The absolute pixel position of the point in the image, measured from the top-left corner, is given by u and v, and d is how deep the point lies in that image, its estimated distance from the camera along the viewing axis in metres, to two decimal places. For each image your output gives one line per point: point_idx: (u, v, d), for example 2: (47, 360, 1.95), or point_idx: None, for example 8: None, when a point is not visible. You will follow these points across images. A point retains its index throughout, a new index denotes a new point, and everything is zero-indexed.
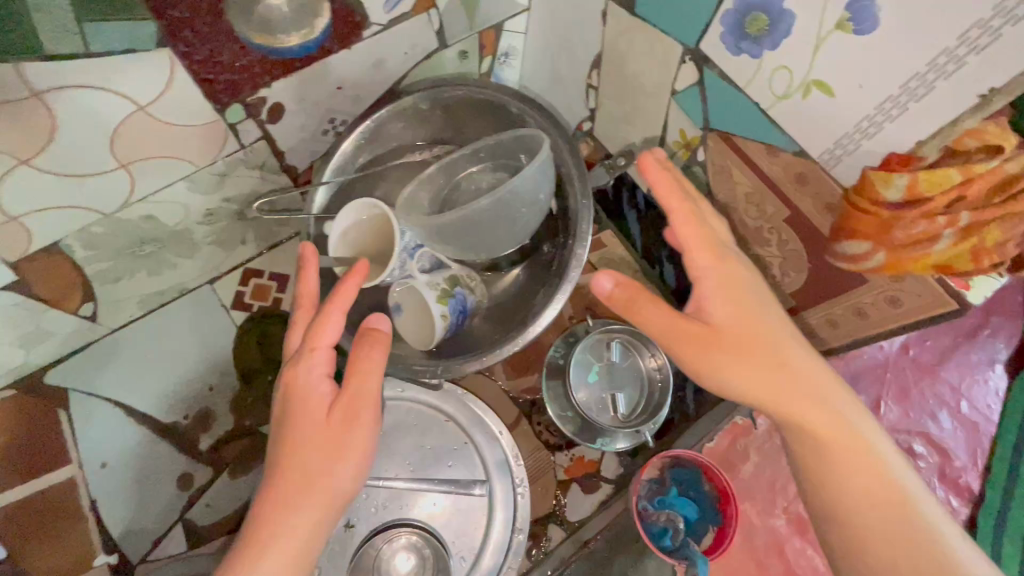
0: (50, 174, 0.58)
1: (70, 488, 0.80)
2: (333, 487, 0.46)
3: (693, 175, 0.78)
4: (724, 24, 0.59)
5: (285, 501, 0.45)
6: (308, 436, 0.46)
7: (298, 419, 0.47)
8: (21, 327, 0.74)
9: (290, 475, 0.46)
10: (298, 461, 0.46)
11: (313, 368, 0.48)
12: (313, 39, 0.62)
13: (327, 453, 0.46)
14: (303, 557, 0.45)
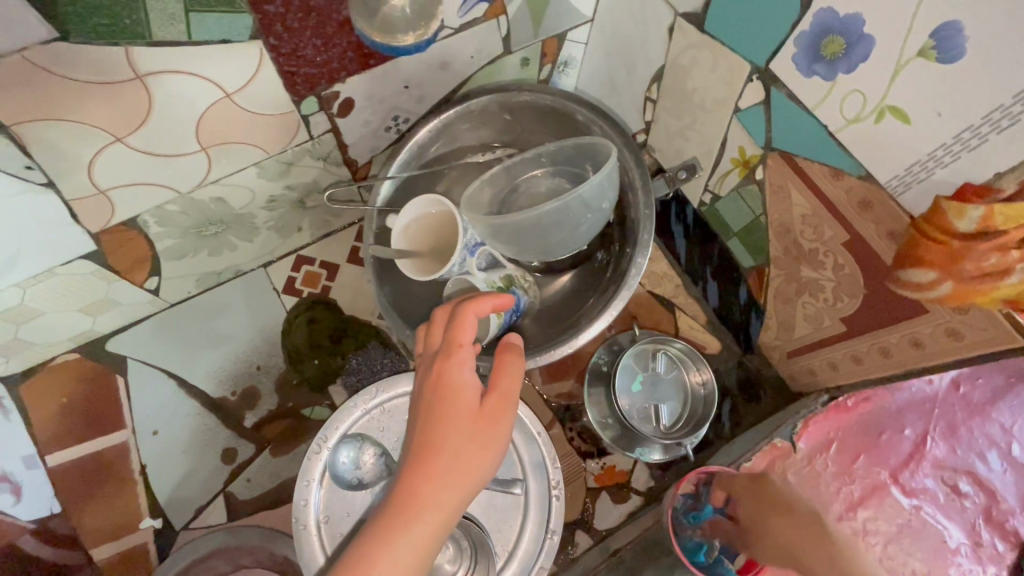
0: (140, 152, 0.61)
1: (122, 452, 0.84)
2: (481, 473, 0.48)
3: (749, 194, 0.78)
4: (798, 45, 0.59)
5: (438, 477, 0.46)
6: (461, 421, 0.48)
7: (454, 404, 0.49)
8: (93, 295, 0.78)
9: (443, 454, 0.47)
10: (454, 442, 0.47)
11: (466, 360, 0.51)
12: (425, 39, 0.63)
13: (482, 437, 0.48)
14: (442, 536, 0.46)
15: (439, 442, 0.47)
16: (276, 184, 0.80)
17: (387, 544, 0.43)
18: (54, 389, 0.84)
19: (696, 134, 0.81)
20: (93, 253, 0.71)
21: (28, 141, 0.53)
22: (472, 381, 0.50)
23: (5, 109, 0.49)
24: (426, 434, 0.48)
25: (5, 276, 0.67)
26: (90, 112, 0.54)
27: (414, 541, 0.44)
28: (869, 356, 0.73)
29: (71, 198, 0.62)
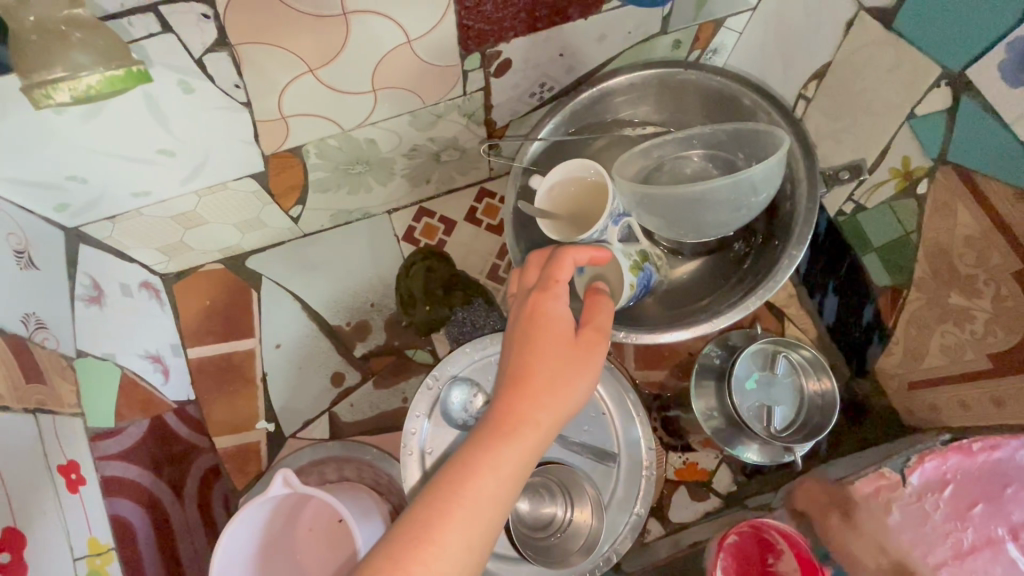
0: (324, 85, 0.66)
1: (249, 358, 0.94)
2: (575, 400, 0.47)
3: (902, 208, 0.73)
4: (1010, 51, 0.55)
5: (535, 398, 0.45)
6: (556, 350, 0.47)
7: (551, 332, 0.47)
8: (248, 214, 0.86)
9: (541, 377, 0.46)
10: (551, 368, 0.46)
11: (560, 294, 0.49)
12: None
13: (575, 367, 0.47)
14: (537, 456, 0.45)
15: (536, 368, 0.46)
16: (422, 135, 0.84)
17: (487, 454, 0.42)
18: (199, 292, 0.94)
19: (851, 139, 0.77)
20: (259, 175, 0.78)
21: (243, 61, 0.59)
22: (567, 314, 0.49)
23: (237, 29, 0.55)
24: (520, 361, 0.47)
25: (189, 183, 0.75)
26: (296, 40, 0.59)
27: (514, 455, 0.43)
28: (1014, 400, 0.67)
29: (259, 119, 0.68)
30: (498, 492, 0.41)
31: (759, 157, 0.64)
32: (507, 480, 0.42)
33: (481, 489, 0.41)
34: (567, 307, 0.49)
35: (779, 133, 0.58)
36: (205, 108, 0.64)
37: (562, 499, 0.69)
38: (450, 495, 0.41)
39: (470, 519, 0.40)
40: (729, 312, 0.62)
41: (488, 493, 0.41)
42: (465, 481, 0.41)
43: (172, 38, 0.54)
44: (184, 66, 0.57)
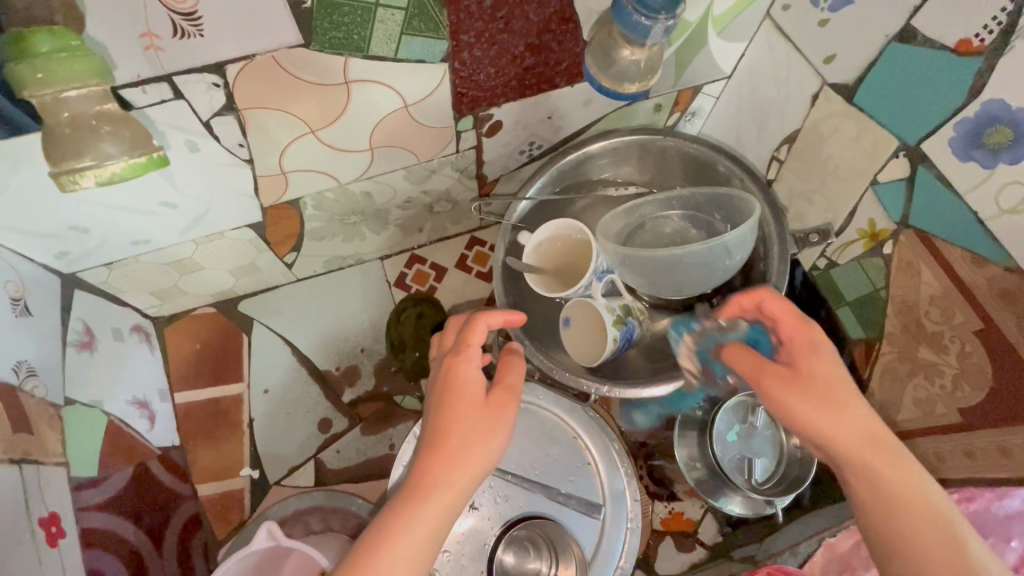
0: (323, 144, 0.70)
1: (237, 402, 0.93)
2: (488, 458, 0.50)
3: (870, 266, 0.77)
4: (958, 129, 0.60)
5: (448, 462, 0.48)
6: (469, 411, 0.51)
7: (463, 397, 0.51)
8: (243, 260, 0.87)
9: (453, 440, 0.49)
10: (464, 430, 0.50)
11: (472, 357, 0.53)
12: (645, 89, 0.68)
13: (486, 426, 0.50)
14: (454, 514, 0.48)
15: (451, 431, 0.50)
16: (415, 188, 0.87)
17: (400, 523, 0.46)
18: (190, 335, 0.94)
19: (821, 199, 0.82)
20: (256, 225, 0.80)
21: (248, 123, 0.62)
22: (479, 375, 0.52)
23: (246, 96, 0.59)
24: (433, 427, 0.50)
25: (188, 232, 0.77)
26: (299, 104, 0.63)
27: (427, 518, 0.46)
28: (985, 453, 0.69)
29: (260, 174, 0.71)
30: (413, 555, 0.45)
31: (734, 219, 0.68)
32: (421, 542, 0.46)
33: (395, 554, 0.45)
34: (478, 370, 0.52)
35: (752, 202, 0.62)
36: (208, 165, 0.67)
37: (548, 554, 0.69)
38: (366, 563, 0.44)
39: None
40: None
41: (404, 558, 0.45)
42: (381, 548, 0.45)
43: (183, 103, 0.57)
44: (191, 128, 0.61)
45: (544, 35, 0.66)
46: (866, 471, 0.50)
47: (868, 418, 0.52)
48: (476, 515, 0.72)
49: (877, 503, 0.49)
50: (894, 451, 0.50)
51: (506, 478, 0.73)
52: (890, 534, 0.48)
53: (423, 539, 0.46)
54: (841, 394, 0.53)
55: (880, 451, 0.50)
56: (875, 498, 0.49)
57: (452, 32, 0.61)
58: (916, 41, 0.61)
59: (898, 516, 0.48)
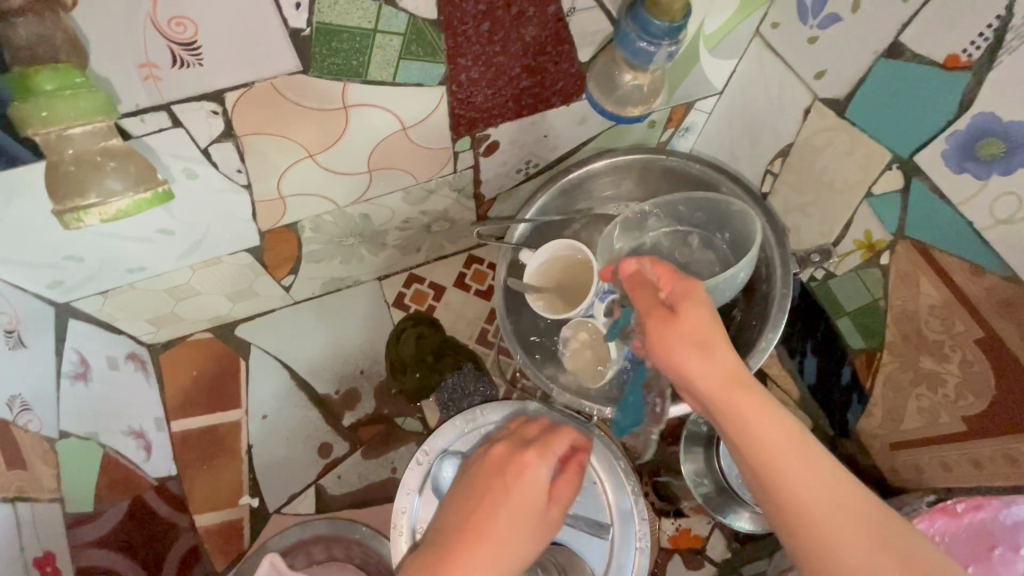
0: (322, 168, 0.70)
1: (235, 429, 0.92)
2: (518, 557, 0.54)
3: (867, 277, 0.78)
4: (950, 142, 0.61)
5: (502, 483, 0.57)
6: (516, 506, 0.56)
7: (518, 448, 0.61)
8: (241, 285, 0.87)
9: (496, 520, 0.55)
10: (509, 519, 0.55)
11: (549, 461, 0.59)
12: (648, 111, 0.69)
13: (528, 528, 0.55)
14: None
15: (498, 513, 0.55)
16: (413, 209, 0.87)
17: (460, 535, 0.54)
18: (187, 361, 0.93)
19: (817, 212, 0.82)
20: (254, 249, 0.80)
21: (247, 149, 0.62)
22: (543, 481, 0.58)
23: (244, 122, 0.59)
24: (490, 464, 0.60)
25: (185, 258, 0.76)
26: (297, 130, 0.63)
27: None
28: (992, 462, 0.69)
29: (258, 199, 0.71)
30: None
31: (736, 238, 0.70)
32: None
33: None
34: (545, 476, 0.58)
35: (754, 219, 0.65)
36: (207, 191, 0.66)
37: None
38: None
39: None
40: None
41: None
42: None
43: (181, 131, 0.57)
44: (189, 156, 0.60)
45: (540, 56, 0.67)
46: (765, 474, 0.46)
47: (788, 425, 0.46)
48: None
49: (781, 507, 0.45)
50: (810, 455, 0.45)
51: None
52: (794, 531, 0.45)
53: None
54: (757, 396, 0.47)
55: (785, 454, 0.45)
56: (776, 503, 0.46)
57: (449, 56, 0.61)
58: (905, 57, 0.62)
59: (804, 524, 0.44)
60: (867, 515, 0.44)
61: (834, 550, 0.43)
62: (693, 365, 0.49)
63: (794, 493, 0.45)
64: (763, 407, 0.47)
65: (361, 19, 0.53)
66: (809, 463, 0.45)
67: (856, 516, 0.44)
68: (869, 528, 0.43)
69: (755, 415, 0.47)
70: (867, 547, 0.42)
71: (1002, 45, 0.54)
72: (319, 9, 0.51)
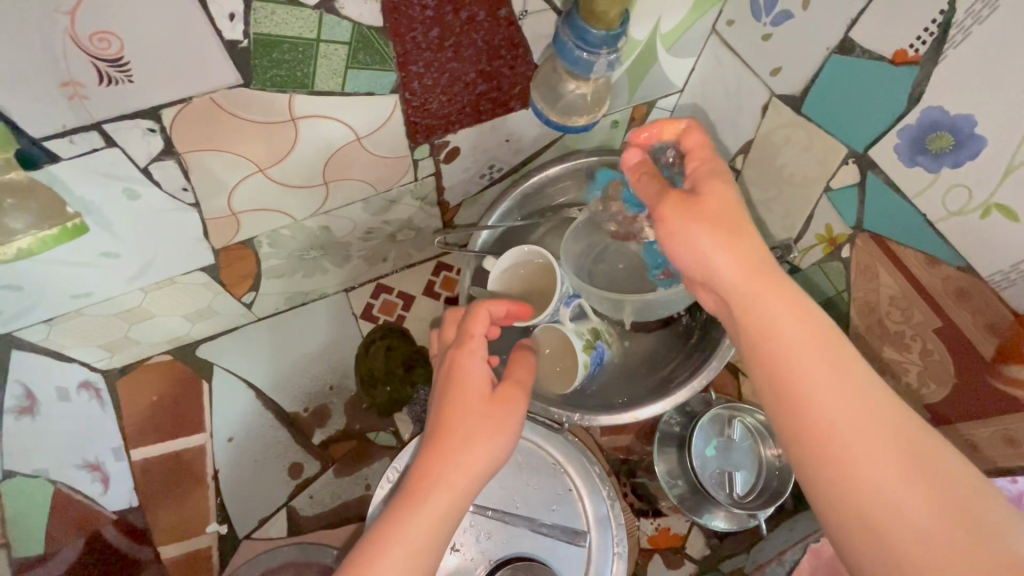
0: (275, 182, 0.68)
1: (200, 454, 0.89)
2: (492, 454, 0.50)
3: (830, 269, 0.79)
4: (901, 136, 0.62)
5: (449, 458, 0.48)
6: (473, 405, 0.51)
7: (465, 418, 0.50)
8: (198, 304, 0.83)
9: (455, 436, 0.49)
10: (466, 426, 0.50)
11: (476, 348, 0.54)
12: (593, 121, 0.68)
13: (493, 422, 0.50)
14: (450, 520, 0.48)
15: (455, 425, 0.50)
16: (376, 219, 0.85)
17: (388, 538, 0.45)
18: (146, 386, 0.89)
19: (780, 207, 0.83)
20: (209, 267, 0.77)
21: (190, 167, 0.60)
22: (483, 369, 0.52)
23: (184, 139, 0.56)
24: (433, 442, 0.50)
25: (135, 281, 0.73)
26: (244, 144, 0.60)
27: (422, 524, 0.46)
28: (955, 448, 0.71)
29: (208, 217, 0.68)
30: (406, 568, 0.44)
31: None
32: (412, 558, 0.45)
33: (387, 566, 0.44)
34: (483, 363, 0.53)
35: None
36: (151, 211, 0.63)
37: None
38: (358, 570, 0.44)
39: None
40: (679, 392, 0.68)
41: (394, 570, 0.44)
42: (376, 554, 0.44)
43: (116, 150, 0.54)
44: (129, 176, 0.57)
45: (494, 61, 0.66)
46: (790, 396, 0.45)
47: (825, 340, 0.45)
48: (457, 555, 0.70)
49: (803, 425, 0.44)
50: (843, 362, 0.44)
51: (485, 514, 0.71)
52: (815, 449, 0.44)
53: (418, 549, 0.46)
54: (804, 314, 0.46)
55: (813, 364, 0.45)
56: (798, 419, 0.44)
57: (399, 63, 0.60)
58: (855, 53, 0.63)
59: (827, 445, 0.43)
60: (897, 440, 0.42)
61: (855, 470, 0.42)
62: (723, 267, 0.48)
63: (814, 408, 0.44)
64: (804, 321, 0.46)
65: (302, 29, 0.51)
66: (841, 379, 0.44)
67: (886, 443, 0.42)
68: (898, 462, 0.41)
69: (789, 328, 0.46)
70: (885, 465, 0.41)
71: (947, 40, 0.54)
72: (256, 20, 0.49)
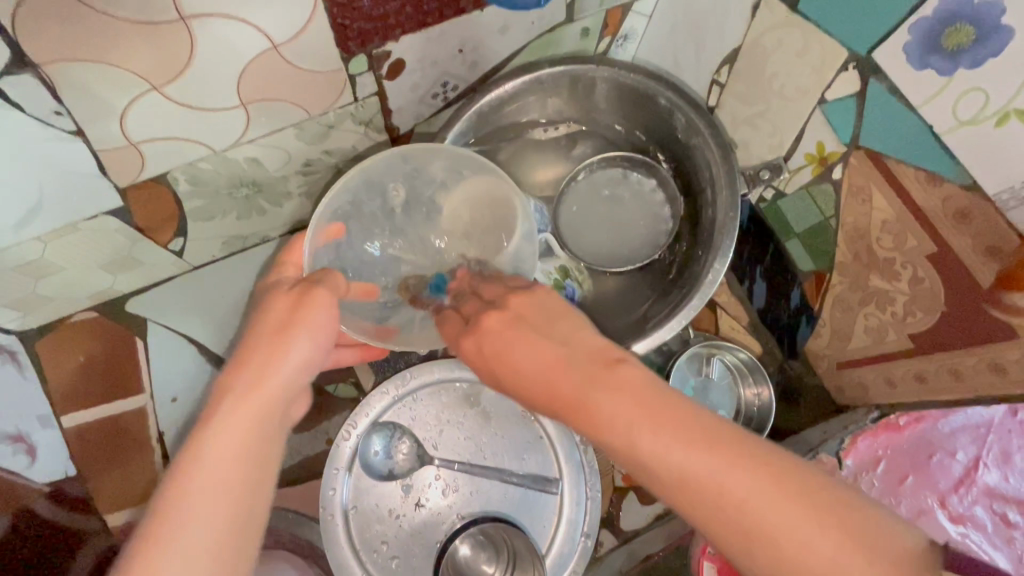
0: (177, 104, 0.56)
1: (142, 415, 0.82)
2: (302, 356, 0.46)
3: (818, 193, 0.72)
4: (912, 33, 0.54)
5: (243, 381, 0.44)
6: (272, 314, 0.47)
7: (265, 326, 0.47)
8: (116, 253, 0.73)
9: (247, 355, 0.45)
10: (266, 342, 0.46)
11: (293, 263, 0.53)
12: None
13: (285, 325, 0.47)
14: (269, 431, 0.44)
15: (254, 339, 0.46)
16: (314, 148, 0.74)
17: (194, 453, 0.41)
18: (71, 347, 0.80)
19: (767, 124, 0.75)
20: (119, 211, 0.66)
21: (57, 82, 0.48)
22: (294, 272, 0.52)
23: (42, 44, 0.44)
24: (239, 355, 0.46)
25: (25, 228, 0.62)
26: (123, 52, 0.48)
27: (221, 446, 0.41)
28: (936, 376, 0.69)
29: (99, 149, 0.56)
30: (207, 494, 0.40)
31: (691, 169, 0.68)
32: (218, 481, 0.40)
33: (192, 497, 0.39)
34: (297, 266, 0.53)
35: (714, 156, 0.63)
36: (22, 142, 0.52)
37: (505, 556, 0.64)
38: (167, 509, 0.39)
39: (180, 549, 0.38)
40: (661, 328, 0.62)
41: (202, 503, 0.39)
42: (172, 498, 0.39)
43: None
44: None
45: None
46: (704, 501, 0.36)
47: (702, 417, 0.38)
48: (422, 510, 0.66)
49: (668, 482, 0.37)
50: (644, 391, 0.39)
51: (450, 467, 0.67)
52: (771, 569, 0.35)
53: (227, 469, 0.41)
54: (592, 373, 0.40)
55: (681, 442, 0.37)
56: (691, 504, 0.37)
57: None
58: None
59: (751, 533, 0.35)
60: (823, 502, 0.35)
61: (797, 552, 0.34)
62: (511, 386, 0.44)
63: (733, 497, 0.35)
64: (671, 428, 0.37)
65: None
66: (682, 428, 0.37)
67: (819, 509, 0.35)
68: (801, 498, 0.35)
69: (645, 428, 0.38)
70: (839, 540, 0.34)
71: None
72: None
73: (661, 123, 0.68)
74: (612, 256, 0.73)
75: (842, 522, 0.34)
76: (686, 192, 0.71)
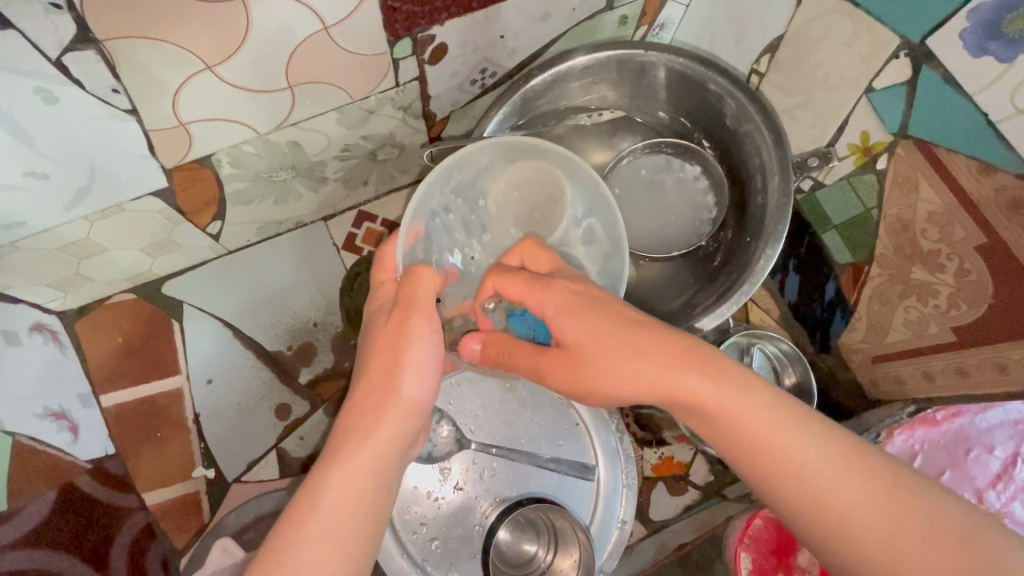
0: (231, 85, 0.56)
1: (178, 396, 0.83)
2: (412, 383, 0.49)
3: (861, 184, 0.71)
4: (972, 19, 0.54)
5: (360, 410, 0.48)
6: (383, 334, 0.50)
7: (376, 360, 0.49)
8: (157, 235, 0.73)
9: (364, 381, 0.49)
10: (380, 363, 0.49)
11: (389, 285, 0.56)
12: None
13: (391, 358, 0.49)
14: (391, 458, 0.47)
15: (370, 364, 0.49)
16: (352, 134, 0.74)
17: (320, 485, 0.44)
18: (110, 327, 0.82)
19: (808, 114, 0.74)
20: (163, 192, 0.66)
21: (118, 61, 0.48)
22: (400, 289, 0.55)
23: (108, 21, 0.45)
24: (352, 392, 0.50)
25: (75, 208, 0.63)
26: (184, 31, 0.48)
27: (349, 468, 0.45)
28: (979, 370, 0.68)
29: (152, 129, 0.57)
30: (331, 521, 0.42)
31: (738, 156, 0.69)
32: (341, 509, 0.43)
33: (317, 525, 0.42)
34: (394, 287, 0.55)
35: (764, 142, 0.63)
36: (79, 121, 0.53)
37: (546, 536, 0.64)
38: (292, 531, 0.42)
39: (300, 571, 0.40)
40: (710, 313, 0.62)
41: (328, 522, 0.43)
42: (297, 519, 0.42)
43: (14, 34, 0.43)
44: (37, 70, 0.47)
45: None
46: (777, 478, 0.42)
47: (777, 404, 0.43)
48: (461, 493, 0.66)
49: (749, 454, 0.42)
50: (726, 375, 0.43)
51: (489, 452, 0.67)
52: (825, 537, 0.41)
53: (357, 493, 0.44)
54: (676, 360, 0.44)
55: (759, 423, 0.42)
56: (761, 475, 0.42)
57: None
58: None
59: (819, 505, 0.41)
60: (887, 479, 0.40)
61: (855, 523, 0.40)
62: (595, 375, 0.47)
63: (803, 476, 0.41)
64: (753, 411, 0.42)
65: None
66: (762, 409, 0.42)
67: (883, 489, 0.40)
68: (869, 473, 0.41)
69: (726, 417, 0.42)
70: (900, 513, 0.39)
71: None
72: None
73: (709, 111, 0.68)
74: (655, 243, 0.73)
75: (898, 497, 0.40)
76: (732, 179, 0.71)
